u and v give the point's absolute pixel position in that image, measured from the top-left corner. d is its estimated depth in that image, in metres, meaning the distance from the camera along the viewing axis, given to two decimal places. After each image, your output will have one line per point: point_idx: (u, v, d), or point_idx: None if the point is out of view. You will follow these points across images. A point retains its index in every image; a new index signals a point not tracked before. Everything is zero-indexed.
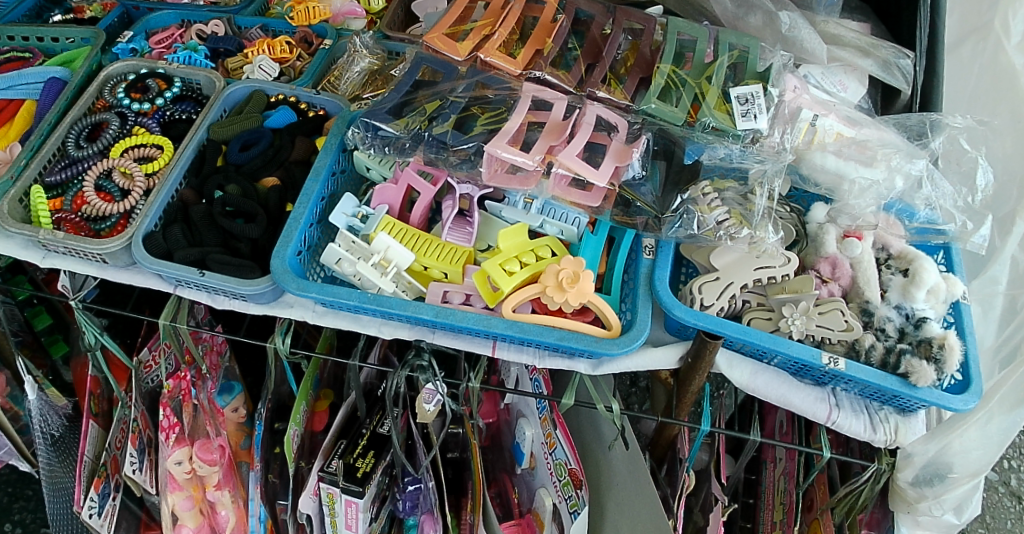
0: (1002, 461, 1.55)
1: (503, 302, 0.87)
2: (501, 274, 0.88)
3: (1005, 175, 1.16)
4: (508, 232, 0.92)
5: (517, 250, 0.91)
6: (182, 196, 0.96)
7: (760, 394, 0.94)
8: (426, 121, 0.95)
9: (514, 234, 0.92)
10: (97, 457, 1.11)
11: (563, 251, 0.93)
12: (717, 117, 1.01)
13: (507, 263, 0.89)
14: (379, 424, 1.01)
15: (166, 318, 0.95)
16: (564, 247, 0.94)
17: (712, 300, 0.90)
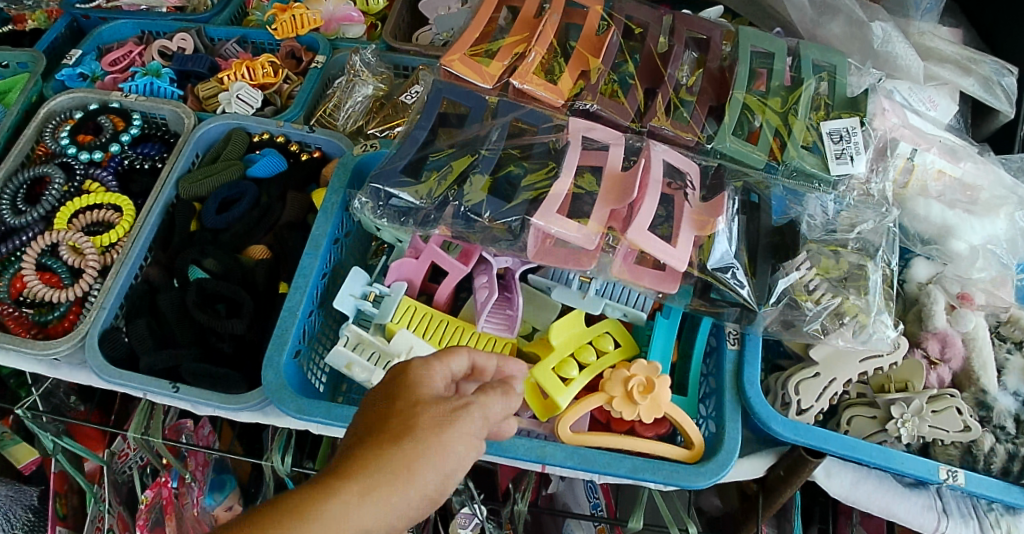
0: None
1: (560, 419, 0.71)
2: (558, 381, 0.72)
3: None
4: (565, 323, 0.75)
5: (575, 348, 0.75)
6: (147, 277, 0.78)
7: (861, 506, 0.79)
8: (454, 185, 0.75)
9: (567, 326, 0.76)
10: None
11: (630, 345, 0.78)
12: (807, 159, 0.83)
13: (563, 366, 0.74)
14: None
15: (137, 428, 0.80)
16: (629, 338, 0.78)
17: (811, 402, 0.75)
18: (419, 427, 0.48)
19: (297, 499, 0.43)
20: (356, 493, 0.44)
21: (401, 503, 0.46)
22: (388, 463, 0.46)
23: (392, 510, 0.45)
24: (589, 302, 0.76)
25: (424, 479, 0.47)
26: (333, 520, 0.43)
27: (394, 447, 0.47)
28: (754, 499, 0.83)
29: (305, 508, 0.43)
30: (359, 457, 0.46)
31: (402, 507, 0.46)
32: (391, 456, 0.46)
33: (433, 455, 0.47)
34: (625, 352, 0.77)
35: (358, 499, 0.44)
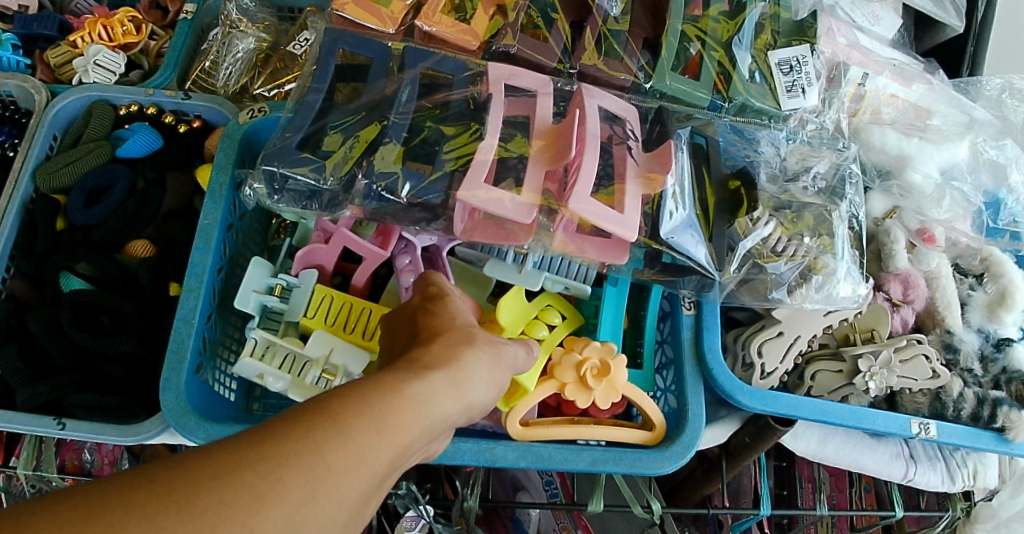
0: None
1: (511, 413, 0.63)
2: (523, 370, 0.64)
3: None
4: (506, 305, 0.67)
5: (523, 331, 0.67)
6: (11, 292, 0.65)
7: (829, 462, 0.75)
8: (361, 158, 0.64)
9: (511, 303, 0.67)
10: None
11: (574, 315, 0.71)
12: (754, 95, 0.76)
13: None
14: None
15: (26, 465, 0.68)
16: (570, 308, 0.71)
17: (776, 365, 0.69)
18: (481, 336, 0.43)
19: (393, 373, 0.37)
20: (447, 374, 0.39)
21: (474, 401, 0.40)
22: (464, 358, 0.40)
23: (467, 407, 0.40)
24: (529, 277, 0.68)
25: (489, 385, 0.42)
26: (434, 399, 0.37)
27: (468, 345, 0.41)
28: (714, 461, 0.77)
29: (405, 381, 0.37)
30: (429, 349, 0.40)
31: (472, 406, 0.41)
32: (467, 353, 0.41)
33: (497, 363, 0.43)
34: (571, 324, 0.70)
35: (448, 386, 0.38)
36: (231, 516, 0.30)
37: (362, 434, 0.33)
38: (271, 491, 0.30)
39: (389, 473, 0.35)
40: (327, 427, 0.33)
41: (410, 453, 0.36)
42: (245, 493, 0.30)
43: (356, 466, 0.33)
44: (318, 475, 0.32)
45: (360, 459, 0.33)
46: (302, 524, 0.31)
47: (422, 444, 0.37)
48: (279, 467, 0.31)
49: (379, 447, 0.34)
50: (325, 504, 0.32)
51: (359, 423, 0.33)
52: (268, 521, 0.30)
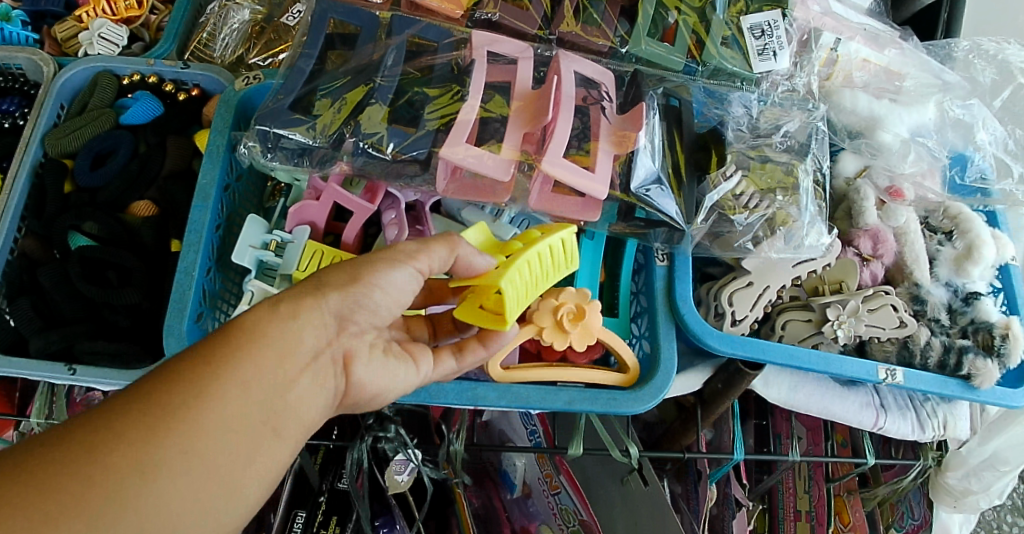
0: None
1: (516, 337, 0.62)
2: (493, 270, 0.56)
3: None
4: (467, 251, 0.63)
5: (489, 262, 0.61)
6: (24, 250, 0.69)
7: (800, 409, 0.78)
8: (349, 119, 0.68)
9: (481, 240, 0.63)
10: None
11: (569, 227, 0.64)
12: (726, 57, 0.79)
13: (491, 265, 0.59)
14: (337, 480, 0.81)
15: (39, 414, 0.72)
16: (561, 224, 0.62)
17: (746, 313, 0.73)
18: (328, 269, 0.50)
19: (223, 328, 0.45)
20: (277, 300, 0.47)
21: (313, 322, 0.47)
22: (294, 292, 0.48)
23: (308, 326, 0.47)
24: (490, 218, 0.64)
25: (328, 311, 0.48)
26: (260, 328, 0.45)
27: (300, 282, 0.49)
28: (692, 410, 0.80)
29: (232, 331, 0.45)
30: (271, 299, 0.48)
31: (326, 319, 0.48)
32: (295, 288, 0.48)
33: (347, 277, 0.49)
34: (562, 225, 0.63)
35: (271, 319, 0.46)
36: (84, 460, 0.38)
37: (183, 378, 0.41)
38: (106, 441, 0.38)
39: (240, 403, 0.42)
40: (150, 384, 0.41)
41: (258, 381, 0.43)
42: (84, 448, 0.38)
43: (191, 402, 0.41)
44: (145, 417, 0.40)
45: (181, 398, 0.41)
46: (147, 458, 0.39)
47: (270, 370, 0.44)
48: (111, 420, 0.39)
49: (200, 383, 0.41)
50: (171, 439, 0.39)
51: (181, 369, 0.42)
52: (110, 460, 0.38)
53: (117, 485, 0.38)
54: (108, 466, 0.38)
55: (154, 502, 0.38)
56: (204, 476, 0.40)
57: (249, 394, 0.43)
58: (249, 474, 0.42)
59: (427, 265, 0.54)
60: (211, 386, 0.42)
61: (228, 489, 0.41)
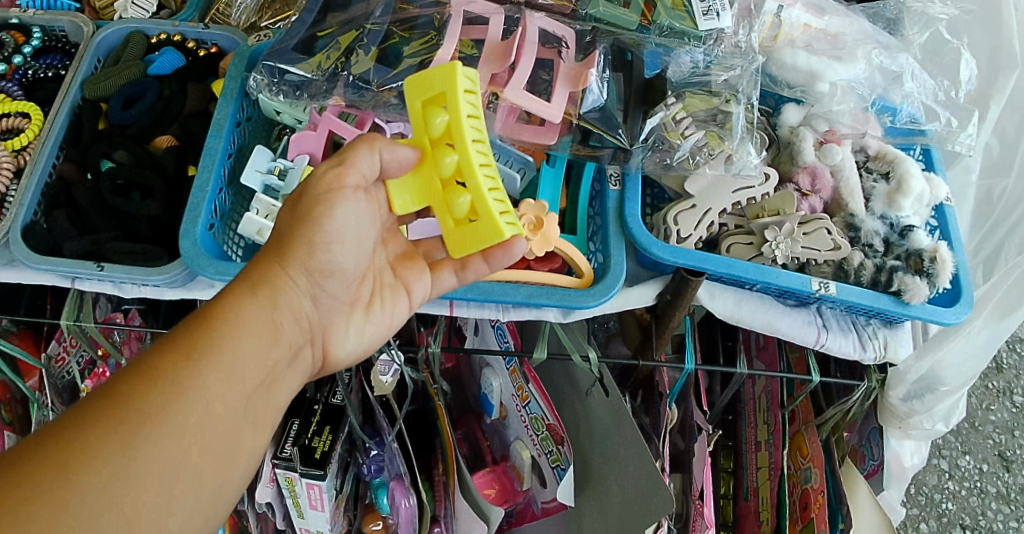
0: (1005, 395, 1.49)
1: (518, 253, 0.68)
2: (478, 231, 0.61)
3: (987, 68, 1.05)
4: (414, 194, 0.64)
5: (444, 203, 0.63)
6: (62, 173, 0.78)
7: (744, 324, 0.87)
8: (342, 57, 0.79)
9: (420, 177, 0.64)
10: None
11: (443, 90, 0.59)
12: (675, 17, 0.85)
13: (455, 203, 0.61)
14: (331, 395, 0.91)
15: (68, 316, 0.78)
16: (444, 86, 0.58)
17: (690, 232, 0.82)
18: (289, 242, 0.58)
19: (186, 327, 0.50)
20: (250, 286, 0.55)
21: (280, 307, 0.56)
22: (260, 279, 0.56)
23: (273, 311, 0.55)
24: (401, 157, 0.61)
25: (296, 294, 0.57)
26: (235, 316, 0.53)
27: (262, 268, 0.57)
28: (649, 329, 0.89)
29: (205, 324, 0.51)
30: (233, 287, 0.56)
31: (296, 299, 0.57)
32: (260, 274, 0.56)
33: (290, 236, 0.58)
34: (447, 110, 0.59)
35: (238, 314, 0.53)
36: (70, 455, 0.42)
37: (165, 370, 0.47)
38: (93, 438, 0.43)
39: (219, 397, 0.49)
40: (133, 379, 0.46)
41: (234, 374, 0.50)
42: (74, 450, 0.42)
43: (171, 402, 0.46)
44: (129, 413, 0.45)
45: (163, 395, 0.46)
46: (132, 453, 0.44)
47: (242, 359, 0.51)
48: (99, 420, 0.44)
49: (179, 377, 0.47)
50: (158, 429, 0.45)
51: (164, 361, 0.48)
52: (93, 459, 0.42)
53: (101, 478, 0.42)
54: (92, 466, 0.42)
55: (146, 504, 0.43)
56: (190, 464, 0.46)
57: (224, 382, 0.49)
58: (240, 456, 0.50)
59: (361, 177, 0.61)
60: (190, 379, 0.48)
61: (223, 472, 0.48)
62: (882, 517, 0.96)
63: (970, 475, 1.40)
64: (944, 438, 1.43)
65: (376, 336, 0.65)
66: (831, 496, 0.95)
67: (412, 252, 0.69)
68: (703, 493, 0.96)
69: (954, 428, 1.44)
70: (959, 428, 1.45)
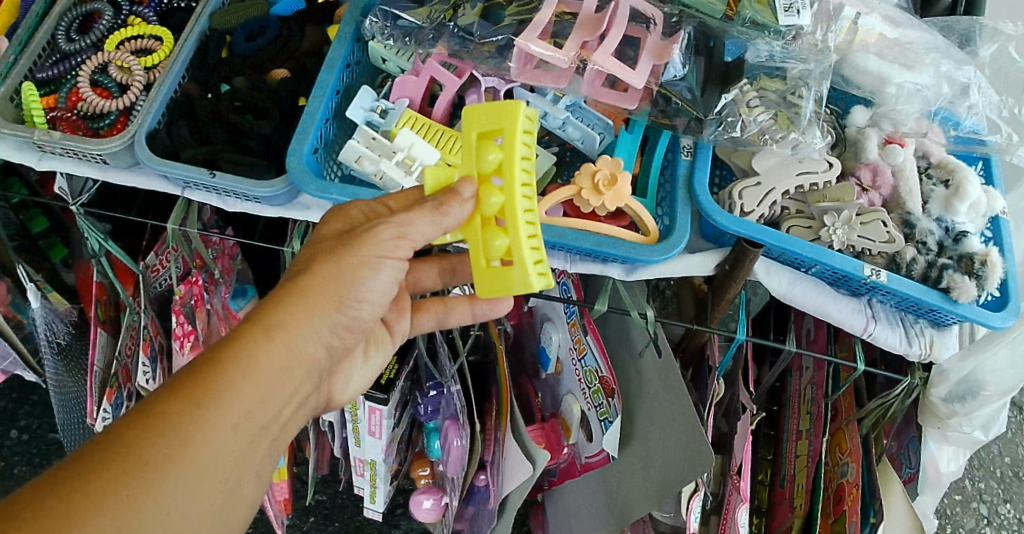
0: None
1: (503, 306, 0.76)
2: (512, 277, 0.58)
3: None
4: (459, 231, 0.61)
5: (483, 245, 0.59)
6: (186, 91, 0.85)
7: (796, 303, 0.92)
8: (451, 10, 0.86)
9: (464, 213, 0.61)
10: (108, 365, 0.95)
11: (501, 126, 0.56)
12: (757, 10, 0.90)
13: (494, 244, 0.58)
14: None
15: (176, 221, 0.84)
16: (502, 121, 0.56)
17: (754, 207, 0.87)
18: (319, 283, 0.55)
19: (199, 365, 0.48)
20: (270, 326, 0.52)
21: (302, 350, 0.53)
22: (285, 316, 0.53)
23: (295, 353, 0.53)
24: (465, 210, 0.57)
25: (317, 338, 0.55)
26: (254, 359, 0.50)
27: (283, 305, 0.53)
28: (705, 301, 0.94)
29: (222, 364, 0.49)
30: (253, 318, 0.52)
31: (317, 342, 0.55)
32: (280, 312, 0.53)
33: (322, 277, 0.55)
34: (505, 146, 0.56)
35: (258, 354, 0.50)
36: (75, 511, 0.40)
37: (177, 419, 0.45)
38: (97, 495, 0.41)
39: (223, 450, 0.47)
40: (143, 427, 0.44)
41: (243, 424, 0.49)
42: (79, 506, 0.40)
43: (178, 453, 0.44)
44: (138, 467, 0.43)
45: (171, 447, 0.44)
46: (137, 512, 0.42)
47: (258, 404, 0.49)
48: (105, 474, 0.42)
49: (190, 428, 0.45)
50: (165, 486, 0.43)
51: (175, 410, 0.45)
52: (97, 517, 0.41)
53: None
54: (95, 524, 0.41)
55: None
56: (190, 519, 0.45)
57: (234, 432, 0.48)
58: (239, 503, 0.49)
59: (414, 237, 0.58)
60: (200, 430, 0.46)
61: (222, 519, 0.48)
62: (914, 516, 0.98)
63: (1009, 523, 1.34)
64: (985, 484, 1.38)
65: (357, 375, 0.70)
66: (864, 491, 0.98)
67: (400, 295, 0.74)
68: (742, 469, 0.95)
69: (997, 473, 1.39)
70: (1003, 475, 1.39)
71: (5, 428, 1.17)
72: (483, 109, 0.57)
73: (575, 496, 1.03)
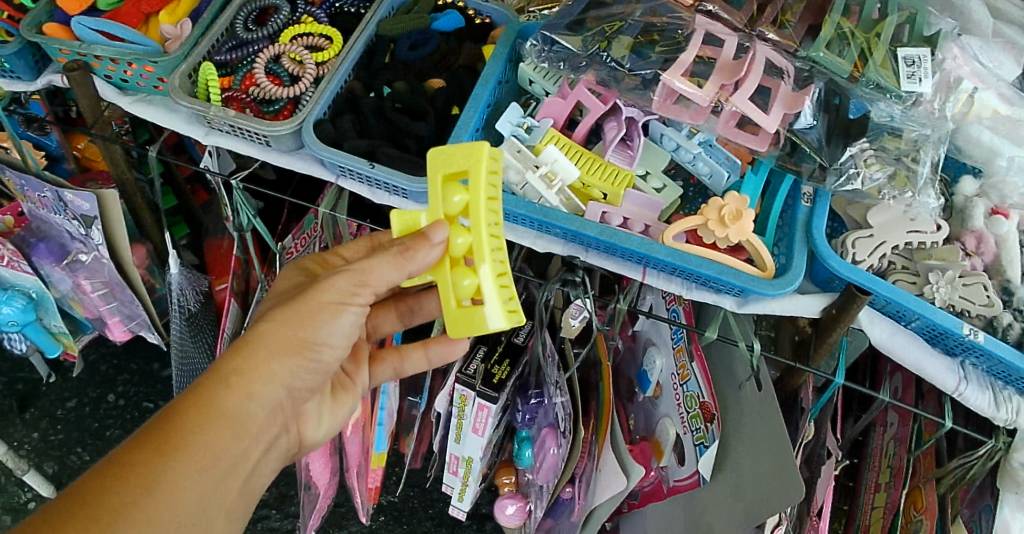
0: None
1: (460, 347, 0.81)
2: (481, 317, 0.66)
3: None
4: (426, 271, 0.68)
5: (451, 283, 0.67)
6: (350, 88, 0.91)
7: (894, 354, 0.96)
8: (605, 41, 0.92)
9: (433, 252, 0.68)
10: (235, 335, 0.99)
11: (467, 170, 0.63)
12: (882, 74, 0.94)
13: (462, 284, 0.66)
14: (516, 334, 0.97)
15: (327, 205, 0.90)
16: (470, 165, 0.63)
17: (864, 257, 0.92)
18: (270, 336, 0.61)
19: (164, 416, 0.54)
20: (230, 375, 0.58)
21: (263, 393, 0.60)
22: (244, 366, 0.59)
23: (256, 396, 0.59)
24: (432, 254, 0.63)
25: (278, 381, 0.61)
26: (214, 407, 0.56)
27: (240, 358, 0.60)
28: (806, 344, 0.98)
29: (185, 413, 0.55)
30: (216, 370, 0.59)
31: (278, 386, 0.61)
32: (237, 362, 0.59)
33: (277, 330, 0.62)
34: (472, 191, 0.63)
35: (217, 402, 0.57)
36: None
37: (141, 465, 0.51)
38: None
39: (187, 490, 0.53)
40: (114, 472, 0.50)
41: (208, 464, 0.55)
42: None
43: (143, 496, 0.50)
44: (106, 509, 0.49)
45: (138, 488, 0.50)
46: None
47: (220, 445, 0.56)
48: (81, 516, 0.48)
49: (156, 472, 0.52)
50: (134, 523, 0.50)
51: (141, 456, 0.52)
52: None
53: None
54: None
55: None
56: None
57: (199, 472, 0.54)
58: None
59: (370, 281, 0.64)
60: (164, 473, 0.52)
61: None
62: None
63: None
64: None
65: (334, 420, 0.75)
66: None
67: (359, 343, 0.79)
68: (822, 511, 0.98)
69: None
70: None
71: (104, 391, 1.22)
72: (453, 151, 0.64)
73: (656, 518, 1.05)
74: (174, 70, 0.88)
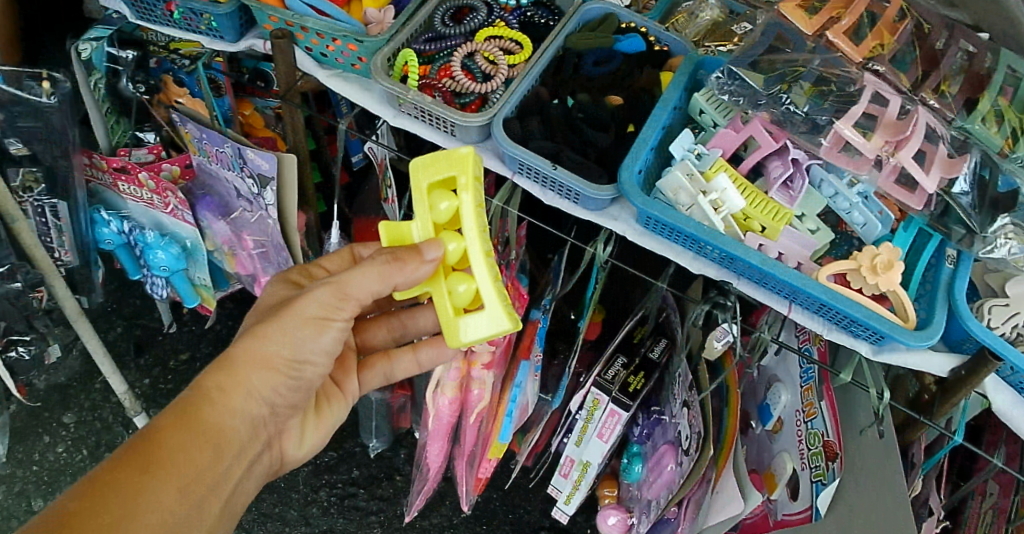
0: None
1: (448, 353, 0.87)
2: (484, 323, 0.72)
3: None
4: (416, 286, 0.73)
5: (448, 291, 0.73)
6: (536, 92, 0.95)
7: (1011, 423, 0.98)
8: (786, 83, 0.97)
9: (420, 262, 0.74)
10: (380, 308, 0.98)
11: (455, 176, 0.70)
12: None
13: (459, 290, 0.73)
14: (653, 348, 1.00)
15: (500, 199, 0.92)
16: (459, 169, 0.70)
17: (999, 323, 0.95)
18: (245, 355, 0.68)
19: (145, 435, 0.60)
20: (206, 396, 0.65)
21: (239, 408, 0.67)
22: (221, 388, 0.66)
23: (231, 413, 0.66)
24: (424, 267, 0.69)
25: (253, 399, 0.68)
26: (189, 427, 0.63)
27: (215, 381, 0.66)
28: (928, 402, 1.01)
29: (162, 433, 0.61)
30: (191, 394, 0.65)
31: (252, 403, 0.68)
32: (214, 383, 0.66)
33: (251, 348, 0.68)
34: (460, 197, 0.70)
35: (195, 422, 0.63)
36: None
37: (124, 482, 0.57)
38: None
39: (168, 509, 0.59)
40: (100, 488, 0.56)
41: (186, 482, 0.61)
42: None
43: (129, 510, 0.56)
44: (95, 521, 0.54)
45: (124, 502, 0.56)
46: None
47: (197, 461, 0.62)
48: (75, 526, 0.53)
49: (140, 487, 0.57)
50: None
51: (123, 475, 0.57)
52: None
53: None
54: None
55: None
56: None
57: (178, 489, 0.60)
58: None
59: (348, 296, 0.69)
60: (145, 489, 0.58)
61: None
62: None
63: None
64: None
65: (317, 435, 0.81)
66: None
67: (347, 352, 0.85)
68: None
69: None
70: None
71: None
72: (437, 160, 0.71)
73: None
74: (378, 52, 0.93)
